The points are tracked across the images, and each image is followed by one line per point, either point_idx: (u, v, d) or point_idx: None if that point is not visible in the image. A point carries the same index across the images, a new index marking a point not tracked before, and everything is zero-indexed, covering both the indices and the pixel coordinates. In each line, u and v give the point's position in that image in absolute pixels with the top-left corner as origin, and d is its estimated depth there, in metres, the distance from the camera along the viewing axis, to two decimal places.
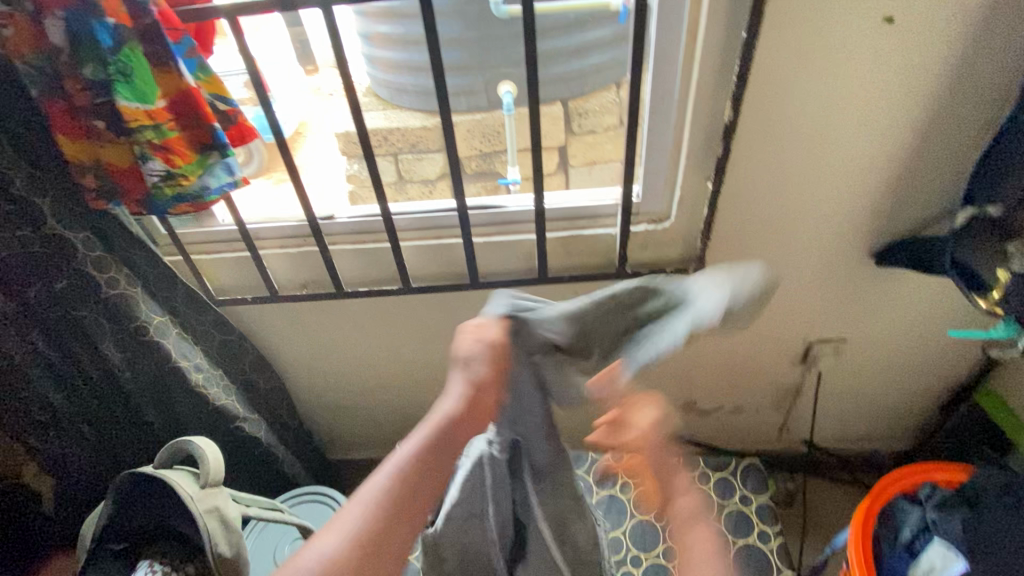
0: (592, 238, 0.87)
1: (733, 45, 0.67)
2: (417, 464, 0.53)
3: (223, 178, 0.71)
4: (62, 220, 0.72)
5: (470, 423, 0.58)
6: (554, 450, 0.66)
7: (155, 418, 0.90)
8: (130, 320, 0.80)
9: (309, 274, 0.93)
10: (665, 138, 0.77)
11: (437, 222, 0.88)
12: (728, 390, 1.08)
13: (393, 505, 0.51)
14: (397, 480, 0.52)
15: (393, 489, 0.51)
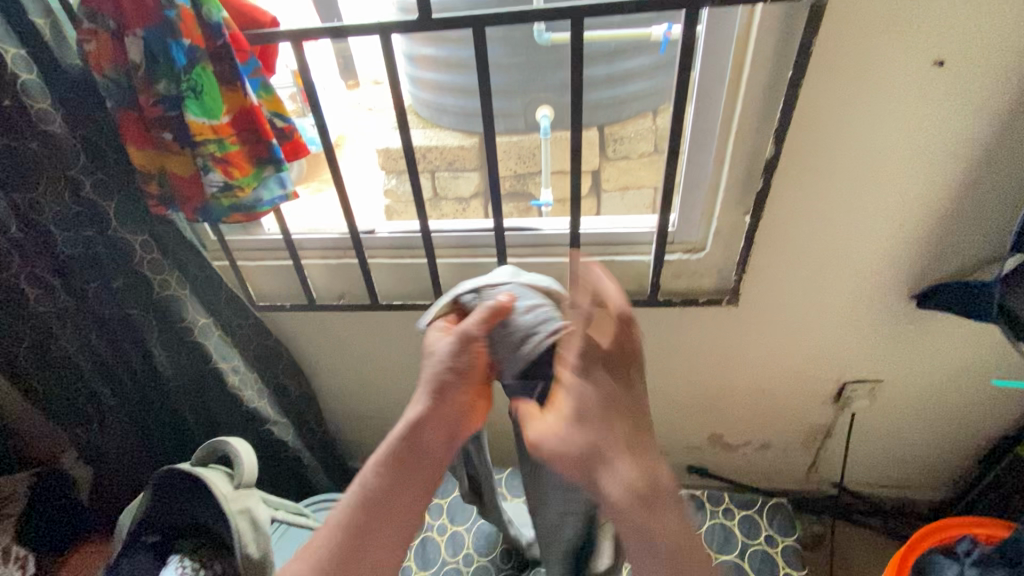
0: (625, 265, 0.87)
1: (778, 82, 0.68)
2: (391, 471, 0.54)
3: (275, 190, 0.74)
4: (122, 221, 0.75)
5: (445, 413, 0.55)
6: None
7: (191, 416, 0.93)
8: (177, 319, 0.82)
9: (347, 285, 0.96)
10: (704, 171, 0.78)
11: (473, 241, 0.90)
12: (755, 426, 1.07)
13: (382, 490, 0.54)
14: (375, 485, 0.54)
15: (373, 482, 0.54)
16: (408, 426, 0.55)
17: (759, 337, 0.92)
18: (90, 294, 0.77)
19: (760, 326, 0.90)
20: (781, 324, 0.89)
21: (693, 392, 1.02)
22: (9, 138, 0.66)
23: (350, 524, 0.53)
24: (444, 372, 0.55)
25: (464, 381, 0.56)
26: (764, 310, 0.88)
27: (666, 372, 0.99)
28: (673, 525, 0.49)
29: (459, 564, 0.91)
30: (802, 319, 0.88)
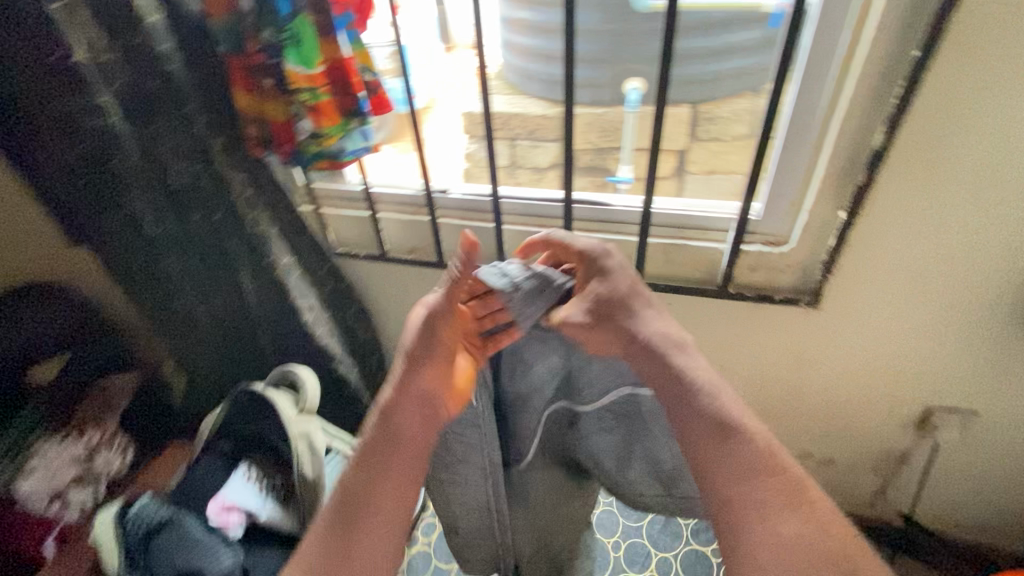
0: (696, 250, 0.83)
1: (901, 64, 0.60)
2: (368, 445, 0.54)
3: (358, 142, 0.79)
4: (226, 159, 0.85)
5: (420, 389, 0.54)
6: (616, 438, 0.64)
7: (270, 346, 1.02)
8: (265, 255, 0.92)
9: (417, 242, 1.00)
10: (799, 158, 0.71)
11: (542, 210, 0.89)
12: (819, 439, 1.00)
13: (360, 465, 0.53)
14: (354, 458, 0.54)
15: (357, 455, 0.54)
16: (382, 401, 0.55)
17: (837, 345, 0.85)
18: (195, 224, 0.85)
19: (839, 333, 0.83)
20: (865, 333, 0.82)
21: (754, 393, 0.97)
22: (135, 73, 0.72)
23: (336, 498, 0.53)
24: (416, 346, 0.55)
25: (439, 354, 0.54)
26: (845, 317, 0.80)
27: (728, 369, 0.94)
28: (759, 442, 0.49)
29: None
30: (892, 332, 0.80)
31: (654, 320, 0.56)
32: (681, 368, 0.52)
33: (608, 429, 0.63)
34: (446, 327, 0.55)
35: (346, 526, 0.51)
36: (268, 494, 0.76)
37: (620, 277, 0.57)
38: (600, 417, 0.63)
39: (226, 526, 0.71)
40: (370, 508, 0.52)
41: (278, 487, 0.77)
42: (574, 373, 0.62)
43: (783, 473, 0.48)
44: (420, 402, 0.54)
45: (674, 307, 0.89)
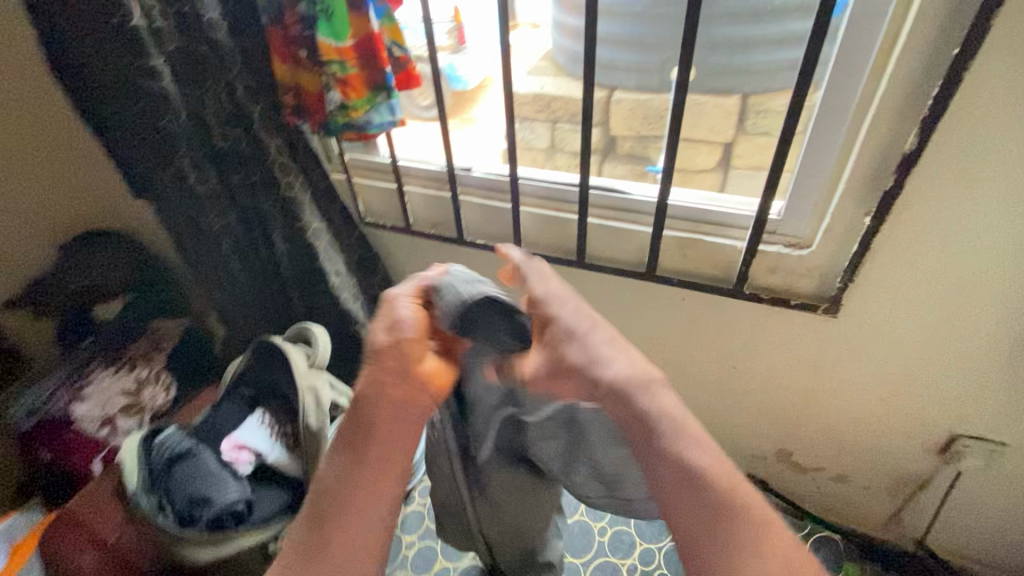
0: (711, 247, 0.81)
1: (941, 63, 0.56)
2: (344, 445, 0.50)
3: (385, 116, 0.81)
4: (263, 124, 0.89)
5: (396, 381, 0.50)
6: (563, 443, 0.62)
7: (298, 305, 1.09)
8: (296, 219, 0.96)
9: (441, 217, 1.03)
10: (826, 158, 0.68)
11: (561, 195, 0.89)
12: (834, 453, 0.96)
13: (339, 463, 0.49)
14: (330, 460, 0.50)
15: (334, 456, 0.50)
16: (355, 399, 0.51)
17: (856, 357, 0.81)
18: (235, 184, 0.92)
19: (858, 345, 0.79)
20: (886, 349, 0.78)
21: (765, 398, 0.94)
22: (186, 37, 0.78)
23: (313, 506, 0.49)
24: (380, 343, 0.51)
25: (404, 351, 0.50)
26: (865, 329, 0.77)
27: (740, 370, 0.92)
28: (738, 492, 0.44)
29: None
30: (917, 349, 0.76)
31: (621, 359, 0.51)
32: (646, 411, 0.48)
33: (558, 434, 0.61)
34: (411, 320, 0.51)
35: (331, 528, 0.47)
36: (277, 440, 0.82)
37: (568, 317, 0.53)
38: (547, 423, 0.60)
39: (237, 462, 0.78)
40: (352, 506, 0.48)
41: (287, 436, 0.82)
42: (524, 396, 0.58)
43: (765, 526, 0.43)
44: (398, 393, 0.50)
45: (688, 302, 0.88)
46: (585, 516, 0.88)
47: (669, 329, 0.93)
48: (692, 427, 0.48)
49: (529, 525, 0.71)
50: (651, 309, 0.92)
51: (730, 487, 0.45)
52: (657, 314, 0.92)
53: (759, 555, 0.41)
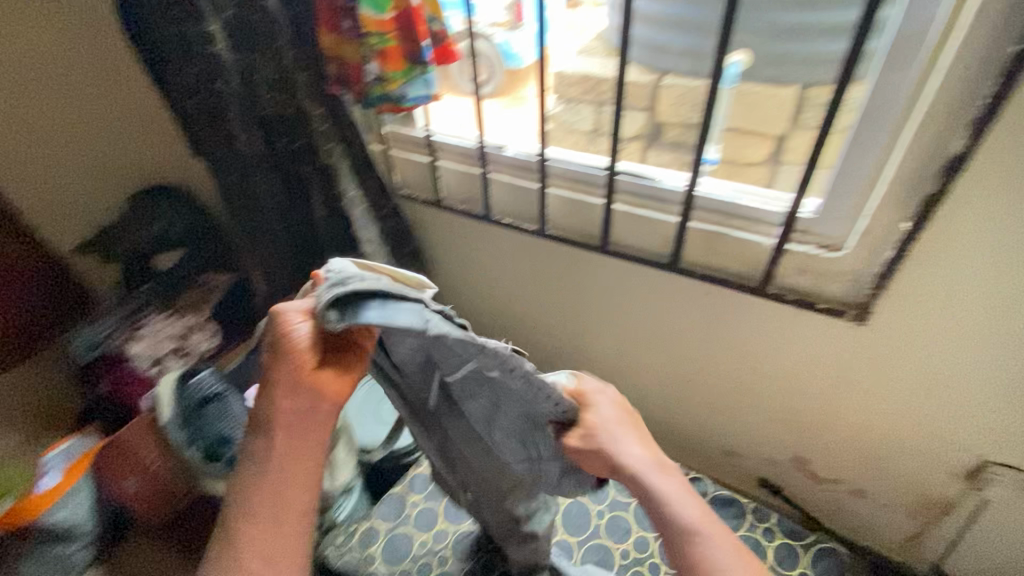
0: (737, 242, 0.79)
1: (997, 61, 0.52)
2: (250, 464, 0.54)
3: (421, 90, 0.84)
4: (307, 93, 0.91)
5: (290, 400, 0.53)
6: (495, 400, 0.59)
7: (334, 268, 1.14)
8: (335, 186, 1.00)
9: (471, 194, 1.04)
10: (866, 157, 0.65)
11: (588, 179, 0.88)
12: (851, 466, 0.93)
13: (247, 484, 0.54)
14: (240, 480, 0.54)
15: (243, 476, 0.55)
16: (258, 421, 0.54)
17: (880, 367, 0.78)
18: (282, 148, 0.97)
19: (884, 354, 0.76)
20: (914, 361, 0.74)
21: (784, 402, 0.92)
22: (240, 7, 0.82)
23: (228, 526, 0.54)
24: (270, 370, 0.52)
25: (293, 375, 0.52)
26: (894, 337, 0.74)
27: (759, 371, 0.90)
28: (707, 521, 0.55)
29: None
30: (950, 363, 0.72)
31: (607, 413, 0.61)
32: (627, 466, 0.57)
33: (488, 393, 0.58)
34: (296, 343, 0.51)
35: (243, 544, 0.53)
36: None
37: (601, 412, 0.60)
38: (470, 382, 0.57)
39: None
40: (261, 524, 0.53)
41: None
42: (445, 375, 0.56)
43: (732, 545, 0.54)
44: (296, 414, 0.53)
45: (710, 296, 0.86)
46: (585, 497, 0.90)
47: (689, 322, 0.92)
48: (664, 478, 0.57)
49: (503, 483, 0.69)
50: (671, 300, 0.91)
51: (720, 539, 0.53)
52: (678, 305, 0.91)
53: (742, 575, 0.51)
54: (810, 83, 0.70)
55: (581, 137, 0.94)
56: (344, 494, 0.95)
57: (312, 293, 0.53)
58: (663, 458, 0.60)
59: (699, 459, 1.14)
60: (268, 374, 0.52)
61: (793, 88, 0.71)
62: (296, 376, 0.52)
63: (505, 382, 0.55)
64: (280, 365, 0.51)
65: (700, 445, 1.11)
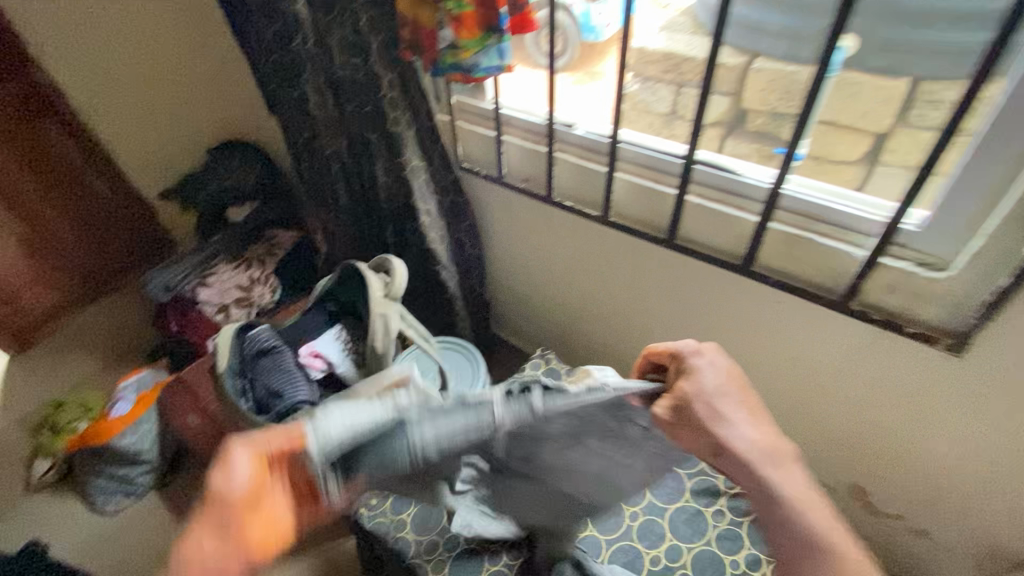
0: (822, 250, 0.72)
1: None
2: None
3: (493, 60, 0.80)
4: (380, 58, 0.89)
5: (230, 552, 0.39)
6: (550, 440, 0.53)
7: (391, 235, 1.15)
8: (398, 154, 0.99)
9: (534, 173, 1.01)
10: (993, 169, 0.56)
11: (661, 166, 0.83)
12: (918, 505, 0.85)
13: None
14: None
15: None
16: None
17: (971, 404, 0.70)
18: (350, 111, 0.97)
19: (978, 391, 0.68)
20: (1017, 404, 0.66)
21: (849, 426, 0.85)
22: None
23: None
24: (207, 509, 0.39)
25: (244, 512, 0.40)
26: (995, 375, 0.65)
27: (827, 389, 0.83)
28: (809, 513, 0.49)
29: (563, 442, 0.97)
30: None
31: (709, 378, 0.54)
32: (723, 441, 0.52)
33: (542, 439, 0.52)
34: (250, 477, 0.40)
35: None
36: (349, 356, 0.89)
37: (709, 379, 0.54)
38: (515, 440, 0.50)
39: (310, 367, 0.87)
40: None
41: (357, 354, 0.90)
42: (481, 445, 0.49)
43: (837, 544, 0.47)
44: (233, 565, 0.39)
45: (781, 305, 0.80)
46: None
47: (753, 329, 0.86)
48: (767, 458, 0.51)
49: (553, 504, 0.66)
50: (737, 304, 0.85)
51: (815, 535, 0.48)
52: (743, 310, 0.85)
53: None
54: (931, 77, 0.61)
55: (657, 118, 0.87)
56: None
57: (255, 434, 0.41)
58: (779, 435, 0.54)
59: None
60: (193, 533, 0.39)
61: (908, 81, 0.63)
62: (239, 526, 0.39)
63: (553, 423, 0.50)
64: (206, 525, 0.39)
65: None
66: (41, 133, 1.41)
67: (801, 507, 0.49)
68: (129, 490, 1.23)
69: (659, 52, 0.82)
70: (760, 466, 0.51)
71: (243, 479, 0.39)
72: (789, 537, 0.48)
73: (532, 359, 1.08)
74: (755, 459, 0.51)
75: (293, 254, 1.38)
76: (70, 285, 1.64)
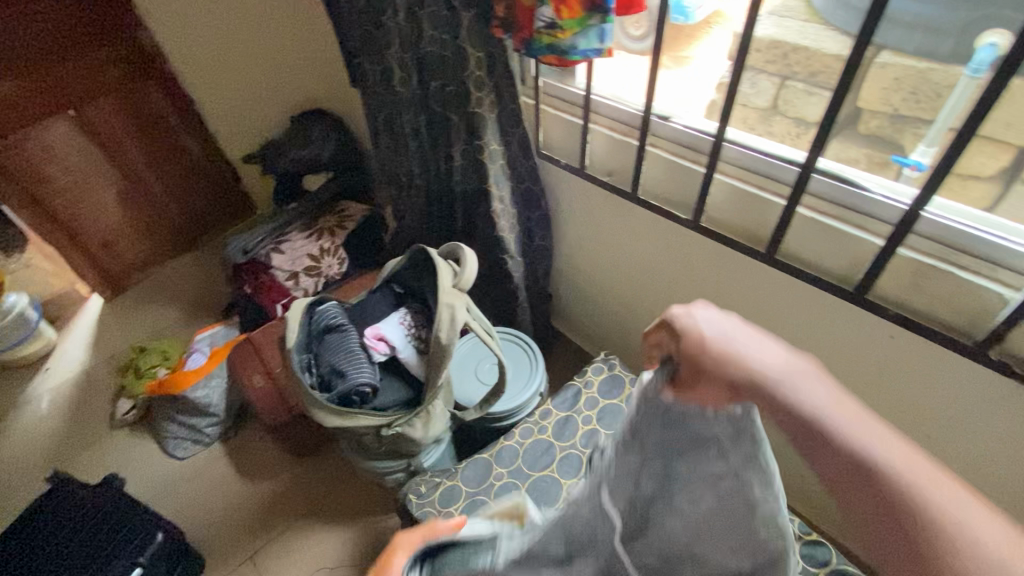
0: (960, 286, 0.61)
1: None
2: None
3: (592, 42, 0.72)
4: (471, 36, 0.85)
5: None
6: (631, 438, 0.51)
7: (461, 219, 1.12)
8: (478, 137, 0.95)
9: (619, 167, 0.94)
10: None
11: (770, 170, 0.74)
12: None
13: None
14: None
15: None
16: None
17: None
18: (434, 90, 0.94)
19: None
20: None
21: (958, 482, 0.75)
22: None
23: None
24: None
25: None
26: None
27: (936, 440, 0.74)
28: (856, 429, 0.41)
29: None
30: None
31: (703, 320, 0.50)
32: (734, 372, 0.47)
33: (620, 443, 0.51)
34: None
35: None
36: (411, 342, 0.88)
37: (708, 329, 0.50)
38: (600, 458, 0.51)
39: (373, 350, 0.86)
40: None
41: (420, 340, 0.88)
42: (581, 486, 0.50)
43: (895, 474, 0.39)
44: None
45: (895, 340, 0.70)
46: None
47: (855, 361, 0.77)
48: (792, 382, 0.45)
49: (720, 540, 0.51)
50: (838, 332, 0.76)
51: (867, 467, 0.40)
52: (845, 340, 0.76)
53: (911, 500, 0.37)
54: None
55: (754, 112, 0.78)
56: (434, 445, 0.98)
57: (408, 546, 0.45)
58: (793, 351, 0.47)
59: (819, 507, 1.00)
60: None
61: None
62: None
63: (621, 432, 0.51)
64: None
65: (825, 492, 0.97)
66: (147, 94, 1.49)
67: (831, 421, 0.42)
68: (198, 438, 1.31)
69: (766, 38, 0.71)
70: (781, 389, 0.45)
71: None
72: (833, 463, 0.41)
73: (596, 363, 1.03)
74: (777, 385, 0.45)
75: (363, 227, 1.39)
76: (161, 238, 1.75)
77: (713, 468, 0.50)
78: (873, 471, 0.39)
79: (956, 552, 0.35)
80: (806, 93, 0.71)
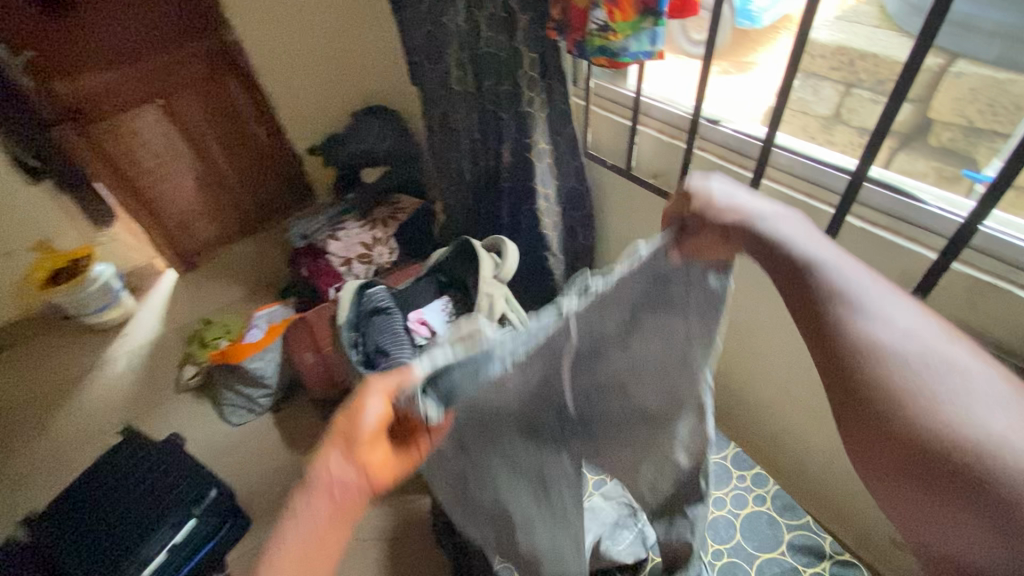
0: (1021, 307, 0.58)
1: None
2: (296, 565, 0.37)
3: (644, 45, 0.73)
4: (526, 37, 0.87)
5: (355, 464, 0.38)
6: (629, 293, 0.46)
7: (506, 215, 1.15)
8: (527, 135, 0.98)
9: (665, 169, 0.94)
10: None
11: (819, 178, 0.73)
12: None
13: None
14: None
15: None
16: (316, 510, 0.37)
17: None
18: (488, 88, 0.97)
19: None
20: None
21: None
22: None
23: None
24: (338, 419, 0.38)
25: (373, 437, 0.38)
26: None
27: None
28: (842, 313, 0.40)
29: (726, 515, 0.82)
30: None
31: (713, 184, 0.49)
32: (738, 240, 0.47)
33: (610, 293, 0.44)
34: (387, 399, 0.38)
35: None
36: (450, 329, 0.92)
37: (718, 196, 0.48)
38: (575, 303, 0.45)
39: (415, 332, 0.91)
40: None
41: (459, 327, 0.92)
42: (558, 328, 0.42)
43: (873, 372, 0.37)
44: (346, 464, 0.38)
45: None
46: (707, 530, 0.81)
47: None
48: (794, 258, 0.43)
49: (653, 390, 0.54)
50: None
51: (846, 354, 0.38)
52: None
53: (876, 392, 0.36)
54: None
55: (815, 121, 0.80)
56: None
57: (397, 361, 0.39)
58: (806, 229, 0.46)
59: (857, 533, 0.97)
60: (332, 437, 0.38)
61: None
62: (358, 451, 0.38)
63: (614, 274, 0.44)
64: (338, 441, 0.38)
65: (864, 516, 0.94)
66: (225, 87, 1.61)
67: (819, 301, 0.41)
68: (251, 407, 1.41)
69: (833, 43, 0.75)
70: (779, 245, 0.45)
71: (373, 420, 0.37)
72: (814, 346, 0.41)
73: None
74: (771, 236, 0.45)
75: (414, 220, 1.45)
76: (231, 220, 1.88)
77: (671, 330, 0.50)
78: (853, 336, 0.39)
79: (904, 446, 0.35)
80: (872, 101, 0.73)
